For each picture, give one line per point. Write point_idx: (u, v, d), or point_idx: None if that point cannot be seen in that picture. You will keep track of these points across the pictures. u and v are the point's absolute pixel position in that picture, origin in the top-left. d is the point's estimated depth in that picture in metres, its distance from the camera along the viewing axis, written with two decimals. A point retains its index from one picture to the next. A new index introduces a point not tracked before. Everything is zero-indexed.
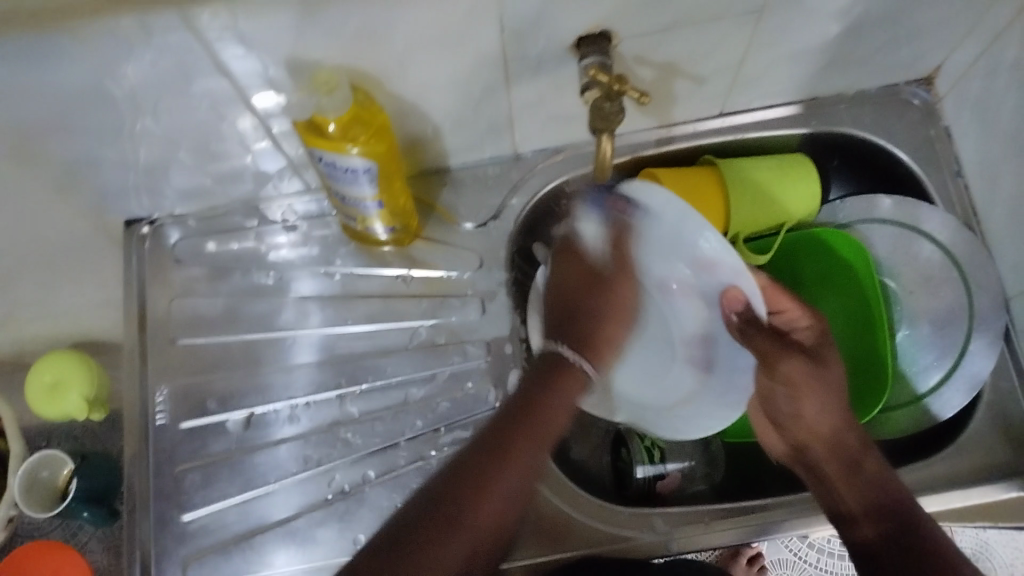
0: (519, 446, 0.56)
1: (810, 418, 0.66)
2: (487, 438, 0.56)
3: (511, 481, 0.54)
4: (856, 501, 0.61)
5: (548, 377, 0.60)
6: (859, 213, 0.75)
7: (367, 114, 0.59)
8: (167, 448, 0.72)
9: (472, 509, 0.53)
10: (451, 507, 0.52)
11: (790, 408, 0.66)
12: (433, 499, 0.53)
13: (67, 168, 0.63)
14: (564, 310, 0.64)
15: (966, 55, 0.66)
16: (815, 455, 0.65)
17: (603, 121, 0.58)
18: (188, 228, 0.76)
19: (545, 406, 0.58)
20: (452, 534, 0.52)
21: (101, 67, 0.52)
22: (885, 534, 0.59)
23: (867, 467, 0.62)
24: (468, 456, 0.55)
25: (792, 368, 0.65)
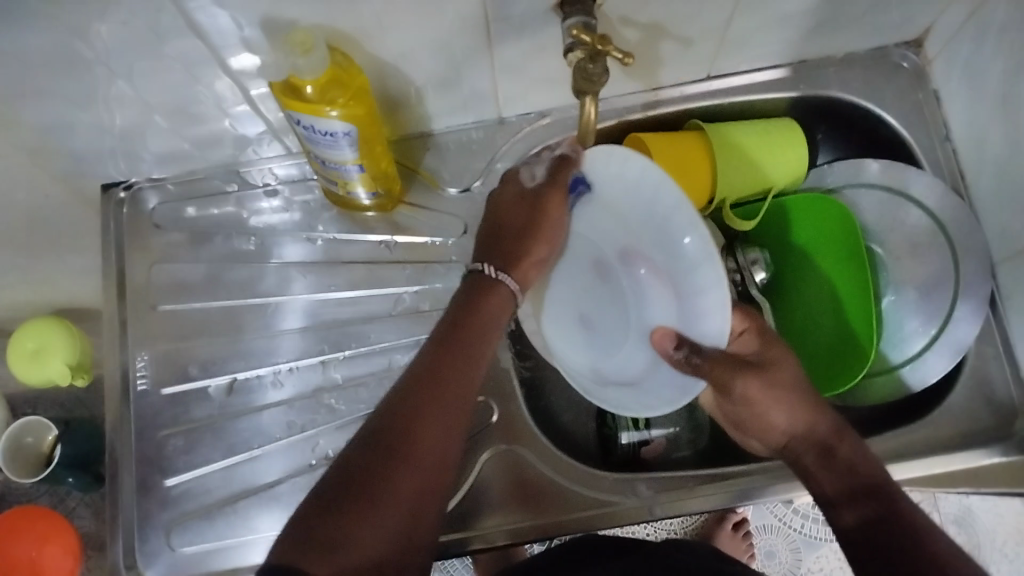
0: (434, 400, 0.50)
1: (777, 417, 0.58)
2: (417, 382, 0.51)
3: (436, 423, 0.49)
4: (831, 487, 0.55)
5: (475, 292, 0.57)
6: (848, 177, 0.74)
7: (345, 76, 0.57)
8: (149, 413, 0.72)
9: (418, 446, 0.48)
10: (396, 453, 0.48)
11: (758, 414, 0.59)
12: (375, 432, 0.49)
13: (39, 131, 0.62)
14: (495, 230, 0.59)
15: (957, 17, 0.65)
16: (797, 449, 0.58)
17: (586, 82, 0.56)
18: (167, 193, 0.75)
19: (475, 312, 0.56)
20: (403, 470, 0.47)
21: (72, 26, 0.51)
22: (863, 520, 0.52)
23: (853, 457, 0.56)
24: (397, 408, 0.49)
25: (750, 392, 0.57)
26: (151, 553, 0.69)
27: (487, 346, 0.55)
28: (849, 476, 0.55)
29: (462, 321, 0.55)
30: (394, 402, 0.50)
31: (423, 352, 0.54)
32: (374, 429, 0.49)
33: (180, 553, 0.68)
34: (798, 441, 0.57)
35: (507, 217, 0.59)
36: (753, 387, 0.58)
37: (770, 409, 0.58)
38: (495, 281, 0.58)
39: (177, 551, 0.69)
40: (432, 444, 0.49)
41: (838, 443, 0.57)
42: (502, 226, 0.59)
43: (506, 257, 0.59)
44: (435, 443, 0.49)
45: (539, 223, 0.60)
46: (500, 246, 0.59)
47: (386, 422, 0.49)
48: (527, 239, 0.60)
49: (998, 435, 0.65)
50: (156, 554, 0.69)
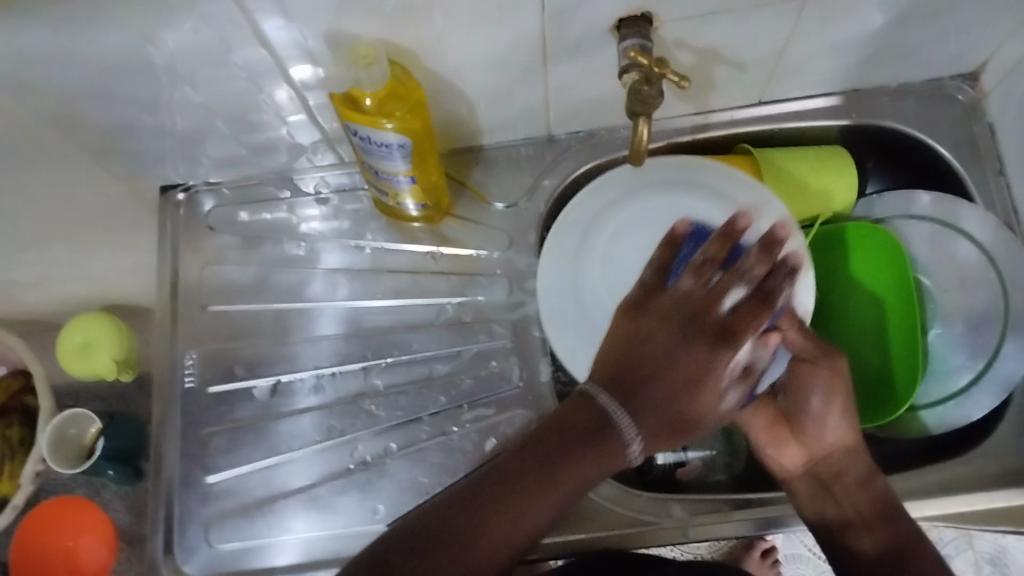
0: (528, 491, 0.53)
1: (836, 427, 0.64)
2: (494, 486, 0.53)
3: (524, 510, 0.52)
4: (862, 508, 0.62)
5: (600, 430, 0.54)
6: (896, 208, 0.74)
7: (404, 90, 0.59)
8: (194, 410, 0.73)
9: (493, 531, 0.52)
10: (460, 541, 0.51)
11: (820, 408, 0.64)
12: (459, 512, 0.52)
13: (106, 131, 0.64)
14: (622, 352, 0.57)
15: (1013, 52, 0.65)
16: (833, 462, 0.63)
17: (641, 104, 0.56)
18: (223, 197, 0.77)
19: (579, 455, 0.53)
20: (457, 560, 0.50)
21: (144, 32, 0.53)
22: (885, 549, 0.60)
23: (888, 491, 0.62)
24: (482, 480, 0.53)
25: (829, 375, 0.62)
26: (190, 548, 0.70)
27: (582, 484, 0.53)
28: (884, 502, 0.62)
29: (575, 450, 0.53)
30: (484, 483, 0.53)
31: (546, 425, 0.55)
32: (450, 498, 0.53)
33: (218, 549, 0.70)
34: (849, 458, 0.63)
35: (651, 335, 0.56)
36: (824, 385, 0.63)
37: (835, 418, 0.64)
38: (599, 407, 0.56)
39: (215, 547, 0.70)
40: (529, 515, 0.52)
41: (879, 481, 0.62)
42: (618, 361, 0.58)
43: (615, 376, 0.56)
44: (516, 524, 0.52)
45: (645, 369, 0.56)
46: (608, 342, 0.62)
47: (466, 498, 0.53)
48: None
49: None
50: (194, 550, 0.70)
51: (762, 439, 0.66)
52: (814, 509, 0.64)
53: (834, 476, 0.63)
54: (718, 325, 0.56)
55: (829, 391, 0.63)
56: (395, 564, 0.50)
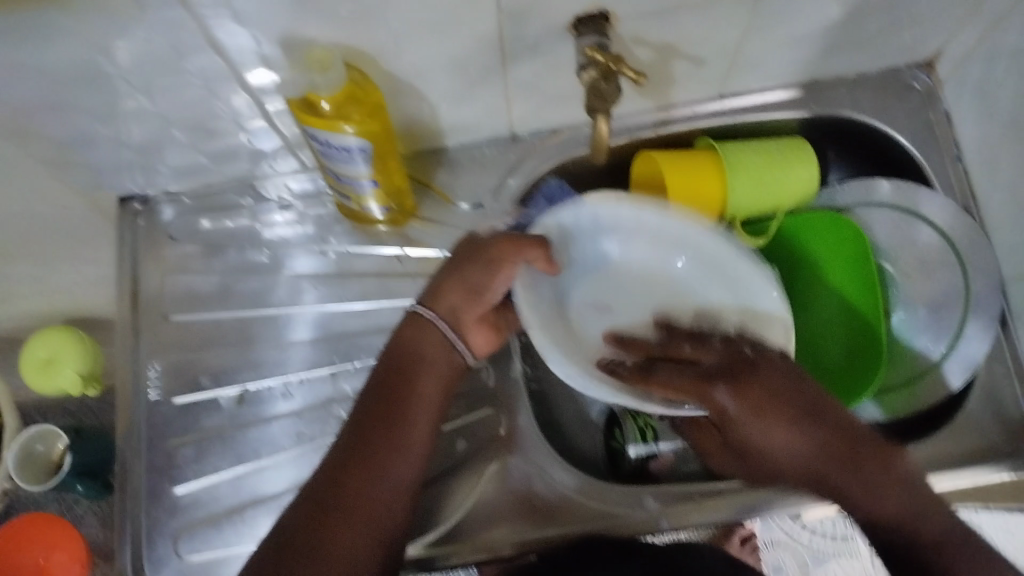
0: (377, 446, 0.57)
1: (785, 449, 0.57)
2: (364, 426, 0.58)
3: (390, 462, 0.57)
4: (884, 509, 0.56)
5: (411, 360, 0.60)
6: (857, 197, 0.74)
7: (361, 93, 0.58)
8: (160, 423, 0.72)
9: (359, 491, 0.56)
10: (344, 491, 0.56)
11: (760, 438, 0.57)
12: (342, 458, 0.57)
13: (59, 144, 0.63)
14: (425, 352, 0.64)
15: (968, 40, 0.66)
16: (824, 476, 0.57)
17: (598, 99, 0.57)
18: (183, 206, 0.76)
19: (415, 376, 0.60)
20: (357, 508, 0.55)
21: (95, 42, 0.52)
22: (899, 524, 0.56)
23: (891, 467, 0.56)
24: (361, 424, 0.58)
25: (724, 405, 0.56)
26: (159, 559, 0.69)
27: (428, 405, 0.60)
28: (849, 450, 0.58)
29: (412, 369, 0.60)
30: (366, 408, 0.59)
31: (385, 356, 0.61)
32: (336, 451, 0.58)
33: (187, 559, 0.69)
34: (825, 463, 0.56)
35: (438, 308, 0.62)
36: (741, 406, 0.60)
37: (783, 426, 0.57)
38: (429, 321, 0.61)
39: (184, 558, 0.69)
40: (394, 463, 0.57)
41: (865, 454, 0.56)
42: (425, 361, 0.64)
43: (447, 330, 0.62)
44: (394, 469, 0.57)
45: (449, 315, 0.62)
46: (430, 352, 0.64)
47: (346, 444, 0.57)
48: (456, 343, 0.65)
49: (1008, 452, 0.65)
50: (164, 561, 0.69)
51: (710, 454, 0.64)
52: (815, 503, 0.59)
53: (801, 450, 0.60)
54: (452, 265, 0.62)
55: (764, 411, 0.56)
56: (301, 531, 0.54)
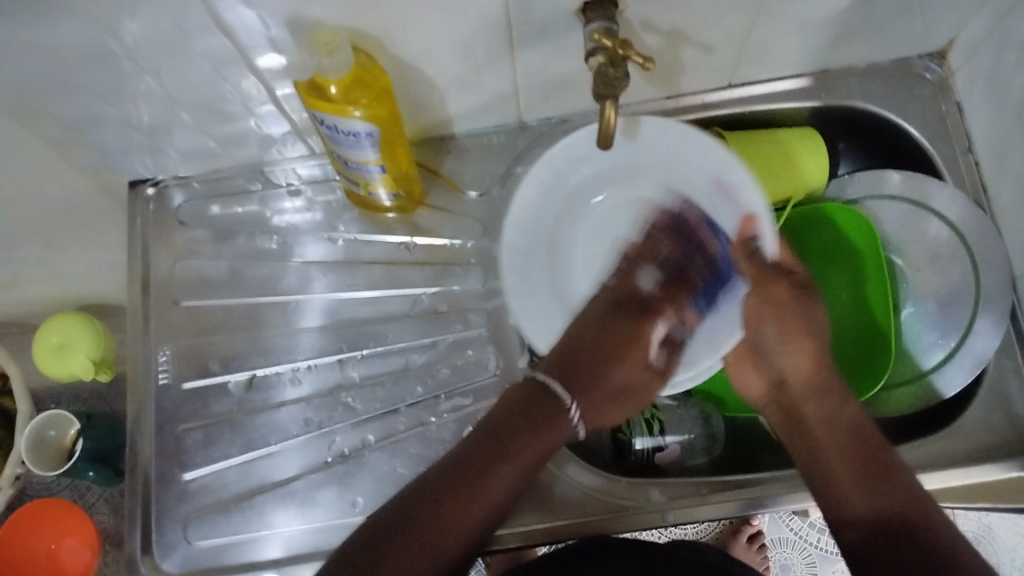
0: (473, 487, 0.58)
1: (794, 359, 0.66)
2: (467, 462, 0.59)
3: (477, 501, 0.57)
4: (851, 481, 0.59)
5: (534, 405, 0.63)
6: (869, 187, 0.74)
7: (368, 77, 0.58)
8: (168, 407, 0.73)
9: (440, 522, 0.56)
10: (433, 511, 0.56)
11: (776, 340, 0.67)
12: (411, 499, 0.57)
13: (70, 126, 0.63)
14: (571, 347, 0.68)
15: (980, 29, 0.65)
16: (801, 394, 0.65)
17: (607, 87, 0.55)
18: (193, 191, 0.76)
19: (525, 433, 0.61)
20: (434, 527, 0.55)
21: (104, 23, 0.52)
22: (879, 527, 0.57)
23: (866, 436, 0.62)
24: (433, 481, 0.58)
25: (773, 295, 0.67)
26: (168, 545, 0.70)
27: (530, 466, 0.61)
28: (853, 447, 0.61)
29: (517, 426, 0.61)
30: (438, 471, 0.59)
31: (487, 419, 0.62)
32: (401, 501, 0.57)
33: (195, 546, 0.69)
34: (815, 392, 0.65)
35: (594, 329, 0.69)
36: (774, 313, 0.67)
37: (793, 346, 0.66)
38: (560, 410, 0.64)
39: (193, 544, 0.69)
40: (478, 504, 0.57)
41: (850, 418, 0.63)
42: (581, 353, 0.68)
43: (619, 395, 0.68)
44: (479, 506, 0.58)
45: (585, 349, 0.68)
46: (567, 361, 0.67)
47: (413, 498, 0.57)
48: (616, 398, 0.68)
49: (1017, 448, 0.64)
50: (172, 546, 0.69)
51: (733, 370, 0.70)
52: (801, 457, 0.63)
53: (796, 405, 0.65)
54: (649, 301, 0.71)
55: (783, 321, 0.67)
56: (380, 534, 0.55)
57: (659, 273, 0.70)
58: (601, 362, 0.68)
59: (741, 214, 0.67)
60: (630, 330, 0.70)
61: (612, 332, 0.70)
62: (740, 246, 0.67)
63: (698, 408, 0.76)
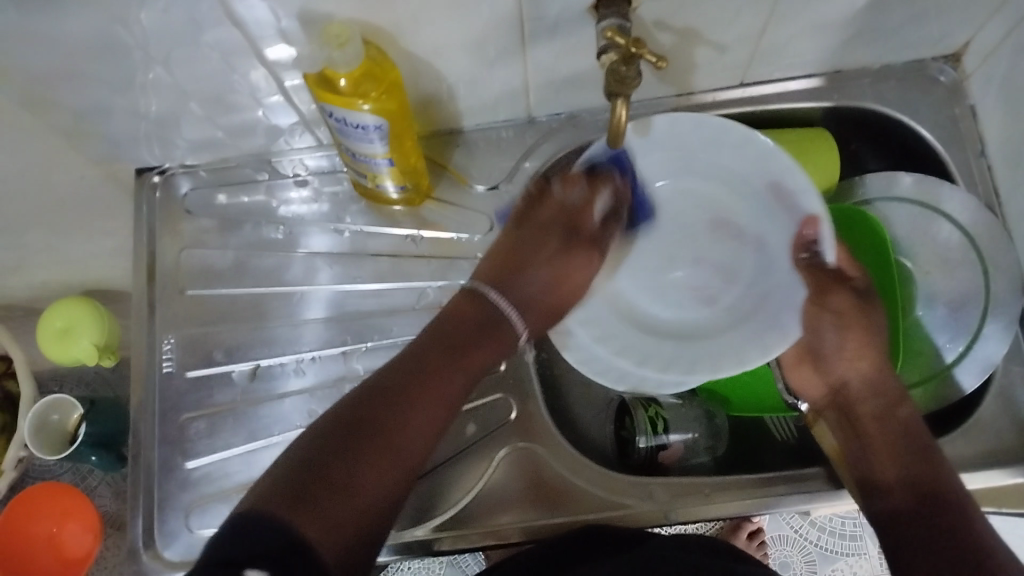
0: (423, 397, 0.58)
1: (850, 362, 0.70)
2: (422, 370, 0.59)
3: (431, 411, 0.58)
4: (892, 473, 0.64)
5: (491, 326, 0.65)
6: (879, 189, 0.73)
7: (378, 70, 0.58)
8: (172, 396, 0.73)
9: (396, 433, 0.56)
10: (385, 427, 0.55)
11: (836, 343, 0.70)
12: (366, 403, 0.56)
13: (78, 114, 0.63)
14: (547, 282, 0.69)
15: (996, 33, 0.64)
16: (855, 396, 0.69)
17: (618, 84, 0.55)
18: (199, 179, 0.76)
19: (472, 346, 0.62)
20: (397, 446, 0.55)
21: (114, 13, 0.52)
22: (913, 505, 0.61)
23: (912, 425, 0.65)
24: (386, 387, 0.58)
25: (837, 301, 0.70)
26: (170, 533, 0.69)
27: (476, 374, 0.62)
28: (905, 436, 0.65)
29: (477, 342, 0.63)
30: (396, 372, 0.59)
31: (427, 331, 0.63)
32: (346, 406, 0.56)
33: (197, 534, 0.69)
34: (871, 393, 0.68)
35: (541, 247, 0.70)
36: (836, 316, 0.70)
37: (852, 352, 0.69)
38: (485, 298, 0.67)
39: (195, 532, 0.69)
40: (432, 408, 0.58)
41: (902, 413, 0.66)
42: (513, 254, 0.69)
43: (548, 317, 0.69)
44: (421, 428, 0.57)
45: (520, 258, 0.69)
46: (503, 275, 0.68)
47: (363, 401, 0.56)
48: (548, 290, 0.69)
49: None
50: (175, 535, 0.69)
51: (791, 371, 0.73)
52: (847, 447, 0.67)
53: (852, 406, 0.69)
54: (588, 232, 0.70)
55: (841, 324, 0.70)
56: (325, 453, 0.53)
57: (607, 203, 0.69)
58: (534, 259, 0.69)
59: (801, 216, 0.67)
60: (585, 254, 0.71)
61: (537, 217, 0.71)
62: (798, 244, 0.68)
63: (703, 407, 0.76)
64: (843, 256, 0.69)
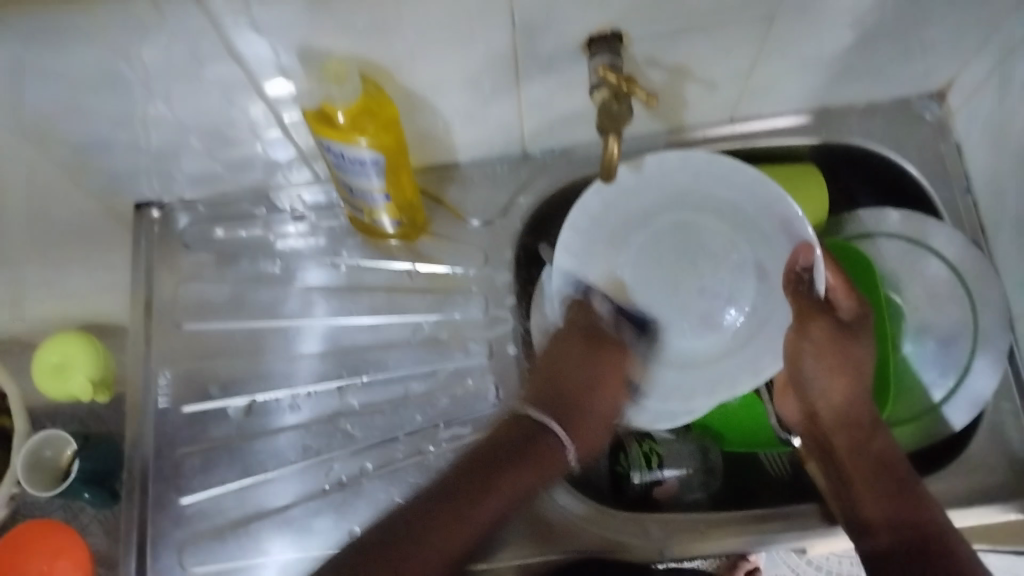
0: (448, 528, 0.59)
1: (833, 391, 0.68)
2: (457, 488, 0.61)
3: (466, 526, 0.59)
4: (876, 511, 0.63)
5: (531, 445, 0.64)
6: (868, 227, 0.74)
7: (376, 106, 0.59)
8: (168, 429, 0.73)
9: (418, 557, 0.57)
10: (408, 544, 0.57)
11: (815, 375, 0.68)
12: (396, 528, 0.59)
13: (79, 147, 0.64)
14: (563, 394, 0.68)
15: (979, 71, 0.66)
16: (830, 428, 0.69)
17: (611, 122, 0.56)
18: (198, 214, 0.77)
19: (508, 466, 0.62)
20: (413, 556, 0.57)
21: (117, 48, 0.53)
22: (897, 543, 0.62)
23: (887, 453, 0.66)
24: (414, 513, 0.59)
25: (814, 331, 0.68)
26: (163, 569, 0.69)
27: (517, 496, 0.62)
28: (875, 468, 0.66)
29: (503, 461, 0.62)
30: (457, 482, 0.61)
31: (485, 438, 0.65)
32: (423, 500, 0.61)
33: (190, 572, 0.69)
34: (847, 425, 0.68)
35: (564, 358, 0.69)
36: (818, 343, 0.68)
37: (836, 384, 0.68)
38: (544, 428, 0.66)
39: (189, 570, 0.69)
40: (467, 528, 0.59)
41: (876, 447, 0.66)
42: (551, 381, 0.68)
43: (551, 404, 0.67)
44: (459, 538, 0.59)
45: (561, 374, 0.68)
46: (551, 394, 0.68)
47: (439, 492, 0.61)
48: (601, 426, 0.69)
49: (1016, 489, 0.64)
50: (167, 570, 0.69)
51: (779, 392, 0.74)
52: (828, 481, 0.68)
53: (828, 438, 0.69)
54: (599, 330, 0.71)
55: (822, 357, 0.68)
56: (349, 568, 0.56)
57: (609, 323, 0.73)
58: (572, 401, 0.68)
59: (798, 242, 0.68)
60: (615, 360, 0.70)
61: (572, 365, 0.69)
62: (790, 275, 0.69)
63: (695, 443, 0.75)
64: (835, 281, 0.68)
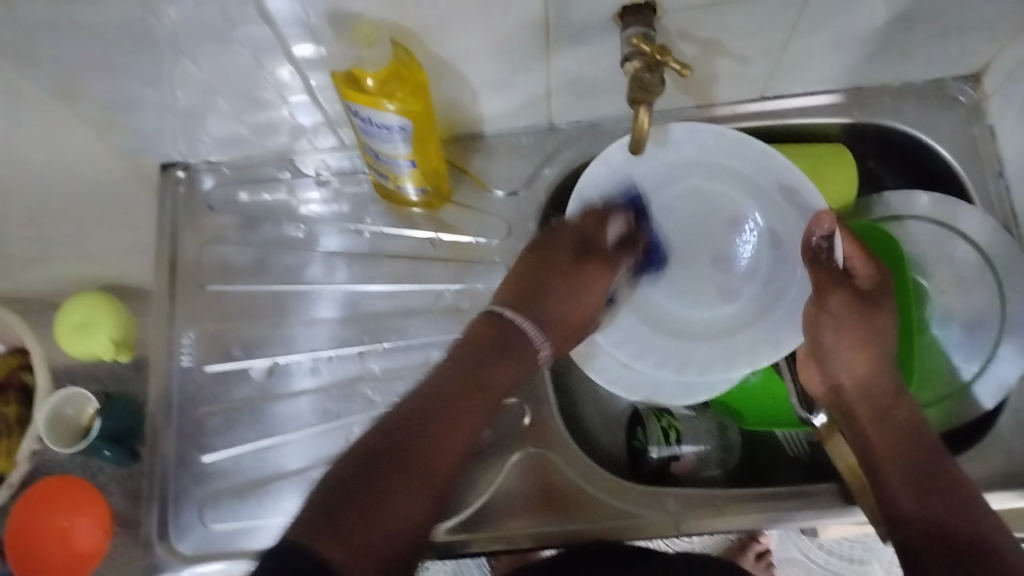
0: (447, 415, 0.58)
1: (845, 363, 0.65)
2: (447, 392, 0.59)
3: (470, 418, 0.59)
4: (912, 504, 0.60)
5: (508, 342, 0.64)
6: (896, 207, 0.74)
7: (406, 71, 0.59)
8: (189, 390, 0.73)
9: (430, 457, 0.55)
10: (410, 451, 0.54)
11: (832, 344, 0.66)
12: (396, 426, 0.56)
13: (107, 105, 0.64)
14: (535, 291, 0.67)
15: (1018, 53, 0.65)
16: (854, 399, 0.65)
17: (642, 91, 0.56)
18: (224, 176, 0.77)
19: (495, 366, 0.62)
20: (434, 456, 0.55)
21: (148, 6, 0.53)
22: (931, 538, 0.58)
23: (909, 421, 0.63)
24: (405, 415, 0.57)
25: (835, 304, 0.65)
26: (183, 527, 0.70)
27: (493, 402, 0.61)
28: (909, 447, 0.62)
29: (484, 363, 0.61)
30: (449, 387, 0.59)
31: (452, 359, 0.62)
32: (404, 416, 0.57)
33: (211, 529, 0.70)
34: (865, 393, 0.65)
35: (542, 269, 0.68)
36: (836, 313, 0.65)
37: (851, 352, 0.65)
38: (517, 326, 0.65)
39: (209, 527, 0.70)
40: (470, 423, 0.59)
41: (902, 417, 0.63)
42: (522, 283, 0.68)
43: (523, 304, 0.67)
44: (462, 433, 0.58)
45: (547, 274, 0.68)
46: (528, 296, 0.67)
47: (422, 417, 0.57)
48: (573, 299, 0.68)
49: None
50: (188, 528, 0.70)
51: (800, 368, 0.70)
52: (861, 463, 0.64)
53: (852, 408, 0.65)
54: (599, 245, 0.71)
55: (840, 328, 0.65)
56: (344, 490, 0.51)
57: (620, 228, 0.71)
58: (543, 277, 0.68)
59: (812, 216, 0.66)
60: (595, 272, 0.70)
61: (556, 263, 0.68)
62: (807, 249, 0.67)
63: (716, 420, 0.76)
64: (851, 250, 0.65)
